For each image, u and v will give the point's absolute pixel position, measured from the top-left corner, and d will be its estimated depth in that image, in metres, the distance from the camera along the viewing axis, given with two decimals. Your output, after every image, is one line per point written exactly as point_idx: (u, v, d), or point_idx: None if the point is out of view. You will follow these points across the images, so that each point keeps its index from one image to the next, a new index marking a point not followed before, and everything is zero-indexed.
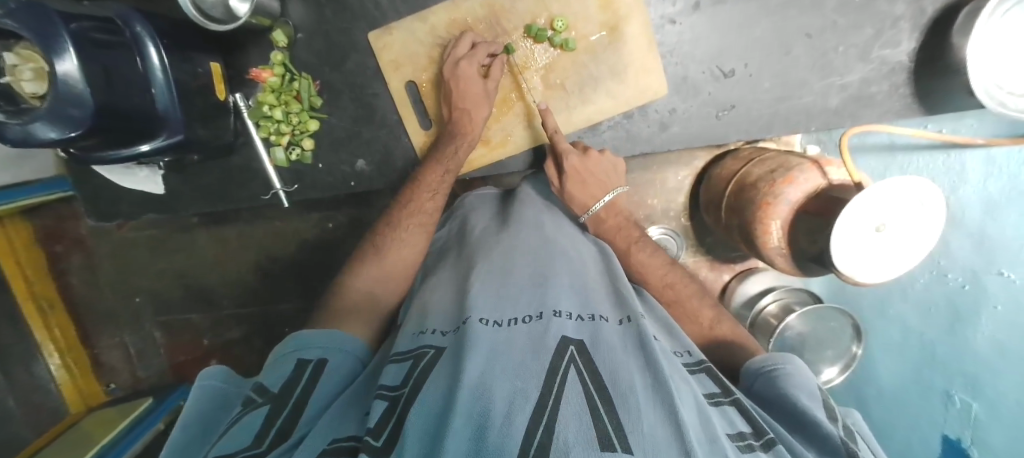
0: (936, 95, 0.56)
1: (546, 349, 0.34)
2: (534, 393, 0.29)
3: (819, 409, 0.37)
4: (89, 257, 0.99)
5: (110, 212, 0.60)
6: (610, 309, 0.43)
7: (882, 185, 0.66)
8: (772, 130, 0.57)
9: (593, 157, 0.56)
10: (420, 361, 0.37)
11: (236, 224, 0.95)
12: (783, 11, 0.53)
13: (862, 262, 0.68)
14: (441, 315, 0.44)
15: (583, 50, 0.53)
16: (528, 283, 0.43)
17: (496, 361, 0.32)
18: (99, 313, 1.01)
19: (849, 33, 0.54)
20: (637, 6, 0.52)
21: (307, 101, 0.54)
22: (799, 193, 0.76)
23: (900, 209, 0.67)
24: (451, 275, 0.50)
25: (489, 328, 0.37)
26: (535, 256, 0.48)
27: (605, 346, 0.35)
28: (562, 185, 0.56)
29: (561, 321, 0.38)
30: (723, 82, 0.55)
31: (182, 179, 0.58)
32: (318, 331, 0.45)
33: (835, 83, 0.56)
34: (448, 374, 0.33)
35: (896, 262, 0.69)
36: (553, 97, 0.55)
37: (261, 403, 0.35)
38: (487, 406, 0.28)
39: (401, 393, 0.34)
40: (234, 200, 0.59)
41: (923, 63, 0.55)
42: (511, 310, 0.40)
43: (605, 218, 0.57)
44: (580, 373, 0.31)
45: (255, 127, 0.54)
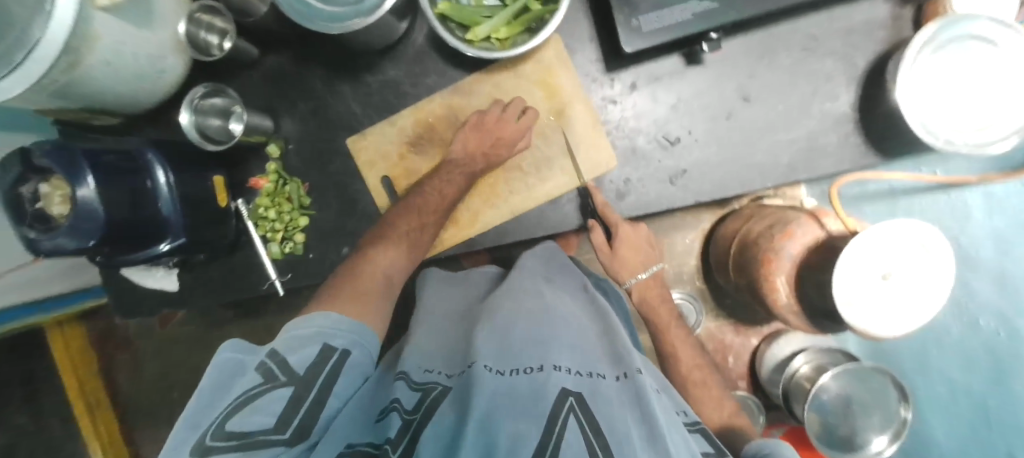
0: (889, 139, 0.57)
1: (546, 397, 0.35)
2: (537, 434, 0.31)
3: None
4: (134, 355, 1.07)
5: (135, 310, 0.68)
6: (608, 364, 0.45)
7: (883, 230, 0.70)
8: (730, 189, 0.59)
9: (640, 231, 0.62)
10: (428, 396, 0.38)
11: (264, 318, 0.99)
12: (716, 81, 0.58)
13: (868, 314, 0.69)
14: (441, 359, 0.46)
15: (536, 134, 0.60)
16: (530, 331, 0.45)
17: (499, 405, 0.33)
18: (141, 409, 1.07)
19: (785, 93, 0.58)
20: (578, 92, 0.58)
21: (297, 201, 0.61)
22: (798, 246, 0.76)
23: (900, 257, 0.70)
24: (453, 330, 0.52)
25: (493, 374, 0.37)
26: (535, 315, 0.47)
27: (604, 397, 0.37)
28: (613, 251, 0.61)
29: (560, 374, 0.38)
30: (671, 149, 0.59)
31: (193, 276, 0.65)
32: (338, 317, 0.44)
33: (782, 140, 0.58)
34: (454, 410, 0.35)
35: (904, 313, 0.72)
36: (514, 177, 0.61)
37: (285, 383, 0.36)
38: (493, 439, 0.30)
39: (413, 418, 0.36)
40: (239, 290, 0.65)
41: (865, 110, 0.57)
42: (514, 358, 0.41)
43: (652, 286, 0.65)
44: (582, 423, 0.33)
45: (255, 226, 0.62)
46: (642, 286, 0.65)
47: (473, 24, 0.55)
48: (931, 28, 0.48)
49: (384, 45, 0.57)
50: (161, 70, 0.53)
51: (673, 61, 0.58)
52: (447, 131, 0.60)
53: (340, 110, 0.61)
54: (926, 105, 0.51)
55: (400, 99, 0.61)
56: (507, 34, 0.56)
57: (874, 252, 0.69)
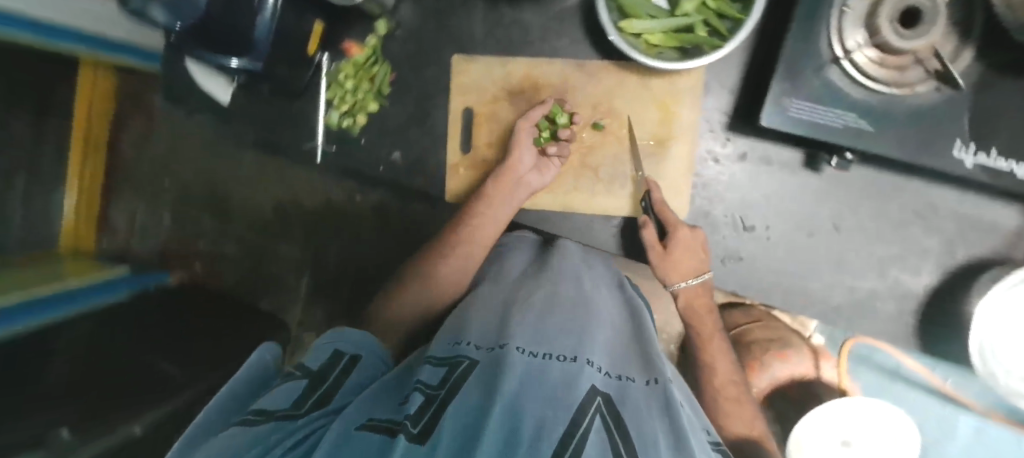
0: (937, 334, 0.56)
1: (574, 390, 0.33)
2: (563, 422, 0.29)
3: None
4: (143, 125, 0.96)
5: (179, 99, 0.67)
6: (638, 368, 0.42)
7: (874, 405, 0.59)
8: (770, 297, 0.58)
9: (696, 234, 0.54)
10: (455, 370, 0.37)
11: None
12: (819, 196, 0.56)
13: None
14: (475, 330, 0.44)
15: (627, 149, 0.57)
16: (564, 325, 0.43)
17: (528, 389, 0.32)
18: None
19: (874, 243, 0.56)
20: (690, 134, 0.56)
21: (377, 85, 0.60)
22: None
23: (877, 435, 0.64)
24: (491, 298, 0.50)
25: (524, 357, 0.36)
26: (573, 307, 0.46)
27: (631, 404, 0.35)
28: (665, 252, 0.54)
29: (592, 371, 0.37)
30: (741, 234, 0.57)
31: (247, 98, 0.64)
32: (357, 330, 0.44)
33: (844, 283, 0.57)
34: (480, 389, 0.33)
35: None
36: (584, 178, 0.58)
37: (300, 376, 0.36)
38: (518, 418, 0.28)
39: (437, 394, 0.34)
40: (278, 137, 0.64)
41: (934, 298, 0.55)
42: (547, 344, 0.39)
43: (699, 294, 0.56)
44: (608, 426, 0.31)
45: (326, 86, 0.61)
46: (688, 293, 0.56)
47: (634, 15, 0.52)
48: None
49: None
50: None
51: (792, 154, 0.55)
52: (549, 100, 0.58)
53: (461, 23, 0.58)
54: (993, 328, 0.51)
55: (524, 46, 0.58)
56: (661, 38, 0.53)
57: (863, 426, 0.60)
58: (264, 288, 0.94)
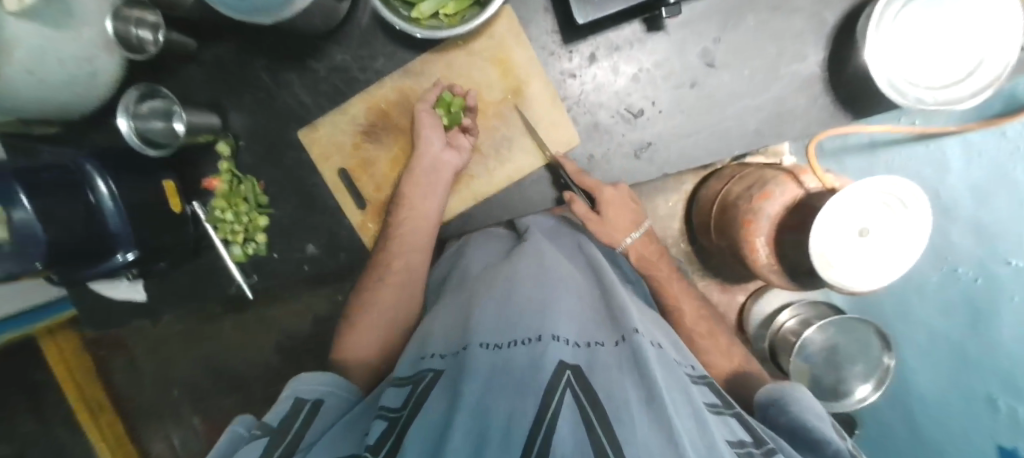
0: (859, 98, 0.54)
1: (545, 367, 0.34)
2: (530, 415, 0.30)
3: (827, 429, 0.40)
4: (128, 354, 1.05)
5: (106, 322, 0.67)
6: (606, 330, 0.43)
7: (846, 194, 0.70)
8: (696, 159, 0.58)
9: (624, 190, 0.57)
10: (419, 385, 0.39)
11: (257, 308, 0.99)
12: (679, 47, 0.55)
13: (856, 271, 0.73)
14: (441, 338, 0.45)
15: (492, 116, 0.57)
16: (524, 306, 0.43)
17: (494, 384, 0.33)
18: (145, 409, 1.07)
19: (753, 56, 0.55)
20: (536, 70, 0.56)
21: (254, 200, 0.59)
22: (776, 205, 0.82)
23: (875, 213, 0.73)
24: (452, 305, 0.50)
25: (488, 352, 0.37)
26: (537, 281, 0.47)
27: (599, 367, 0.36)
28: (601, 217, 0.56)
29: (559, 345, 0.37)
30: (634, 122, 0.57)
31: (158, 284, 0.64)
32: (323, 373, 0.46)
33: (749, 106, 0.56)
34: (446, 399, 0.34)
35: (886, 267, 0.75)
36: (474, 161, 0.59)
37: (261, 434, 0.37)
38: (485, 429, 0.30)
39: (400, 415, 0.36)
40: (206, 295, 0.64)
41: (835, 68, 0.54)
42: (509, 332, 0.40)
43: (647, 244, 0.60)
44: (578, 398, 0.32)
45: (214, 229, 0.60)
46: (639, 245, 0.59)
47: (419, 1, 0.51)
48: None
49: (326, 28, 0.54)
50: (91, 71, 0.49)
51: (632, 28, 0.55)
52: (402, 119, 0.57)
53: (286, 101, 0.58)
54: (898, 59, 0.49)
55: (351, 86, 0.57)
56: (456, 10, 0.52)
57: (848, 208, 0.71)
58: None
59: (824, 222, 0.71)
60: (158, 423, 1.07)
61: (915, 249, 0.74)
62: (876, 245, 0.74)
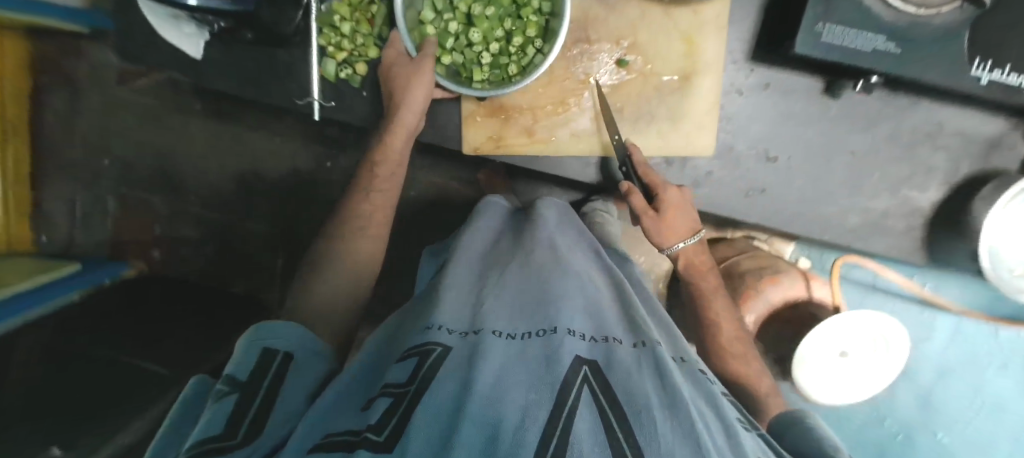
0: (941, 248, 0.59)
1: (560, 362, 0.34)
2: (548, 405, 0.30)
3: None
4: (73, 100, 1.01)
5: (137, 55, 0.57)
6: (624, 331, 0.42)
7: (838, 320, 0.78)
8: (789, 224, 0.60)
9: (682, 195, 0.56)
10: (427, 358, 0.37)
11: (235, 126, 0.99)
12: (839, 123, 0.56)
13: (828, 385, 0.81)
14: (452, 313, 0.44)
15: (650, 85, 0.55)
16: (531, 305, 0.43)
17: (509, 373, 0.33)
18: (61, 158, 1.03)
19: (887, 165, 0.58)
20: (716, 64, 0.54)
21: (378, 28, 0.53)
22: (780, 295, 0.85)
23: (856, 338, 0.80)
24: (461, 282, 0.50)
25: (502, 340, 0.38)
26: (543, 275, 0.47)
27: (619, 366, 0.36)
28: (659, 215, 0.55)
29: (573, 340, 0.37)
30: (762, 164, 0.58)
31: (223, 53, 0.56)
32: (281, 322, 0.44)
33: (858, 205, 0.59)
34: (458, 377, 0.33)
35: (861, 384, 0.81)
36: (575, 123, 0.56)
37: (228, 391, 0.37)
38: (498, 419, 0.29)
39: (408, 389, 0.35)
40: (265, 93, 0.57)
41: (941, 214, 0.58)
42: (526, 324, 0.41)
43: (699, 254, 0.60)
44: (595, 396, 0.32)
45: (318, 32, 0.53)
46: (687, 253, 0.59)
47: None
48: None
49: None
50: None
51: (812, 82, 0.55)
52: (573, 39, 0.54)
53: None
54: (996, 234, 0.53)
55: None
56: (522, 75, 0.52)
57: (837, 333, 0.79)
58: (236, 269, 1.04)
59: (817, 338, 0.78)
60: (93, 184, 1.05)
61: (887, 376, 0.81)
62: (868, 367, 0.82)
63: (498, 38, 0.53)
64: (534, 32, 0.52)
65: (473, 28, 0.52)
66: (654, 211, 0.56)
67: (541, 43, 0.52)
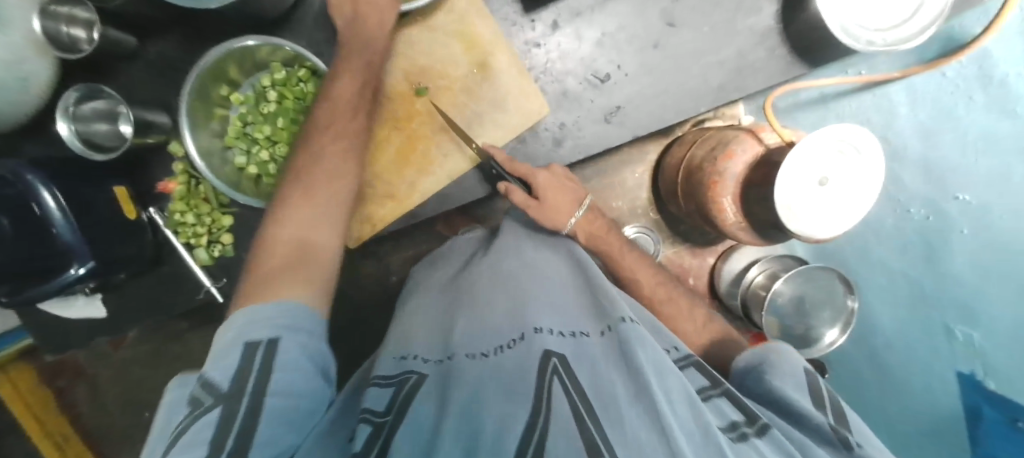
0: (816, 46, 0.56)
1: (529, 367, 0.31)
2: (524, 417, 0.27)
3: (806, 395, 0.35)
4: (91, 384, 1.07)
5: (65, 344, 0.62)
6: (593, 319, 0.39)
7: (811, 139, 0.71)
8: (665, 119, 0.58)
9: (558, 171, 0.57)
10: (403, 388, 0.36)
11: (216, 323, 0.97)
12: (641, 8, 0.55)
13: (816, 218, 0.72)
14: (423, 340, 0.43)
15: (459, 92, 0.55)
16: (502, 312, 0.39)
17: (481, 389, 0.31)
18: (111, 433, 1.09)
19: (711, 12, 0.56)
20: (497, 39, 0.54)
21: (215, 199, 0.56)
22: (739, 165, 0.81)
23: (832, 161, 0.73)
24: (427, 309, 0.49)
25: (475, 361, 0.34)
26: (506, 280, 0.44)
27: (587, 357, 0.33)
28: (540, 202, 0.53)
29: (544, 337, 0.34)
30: (602, 87, 0.57)
31: (120, 298, 0.60)
32: (264, 304, 0.36)
33: (712, 63, 0.57)
34: (435, 402, 0.32)
35: (845, 212, 0.75)
36: (443, 140, 0.56)
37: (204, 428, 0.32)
38: (476, 436, 0.27)
39: (386, 419, 0.33)
40: (174, 307, 0.61)
41: (790, 20, 0.55)
42: (493, 337, 0.37)
43: (592, 220, 0.57)
44: (567, 388, 0.29)
45: (175, 234, 0.57)
46: (584, 223, 0.56)
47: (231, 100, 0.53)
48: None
49: (277, 14, 0.52)
50: (22, 77, 0.45)
51: None
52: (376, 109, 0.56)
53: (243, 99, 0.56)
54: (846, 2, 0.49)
55: None
56: None
57: (808, 157, 0.71)
58: None
59: (791, 167, 0.70)
60: (148, 439, 1.10)
61: (871, 190, 0.75)
62: (851, 186, 0.75)
63: (305, 134, 0.53)
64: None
65: (278, 144, 0.53)
66: (536, 201, 0.54)
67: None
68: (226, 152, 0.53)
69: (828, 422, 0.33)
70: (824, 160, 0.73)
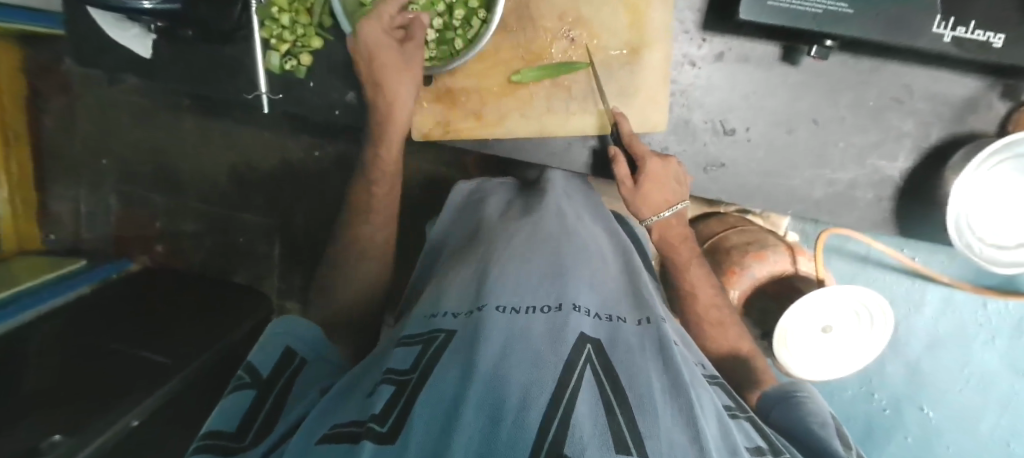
0: (916, 219, 0.56)
1: (565, 340, 0.32)
2: (550, 386, 0.28)
3: (833, 435, 0.39)
4: (71, 103, 1.01)
5: (92, 61, 0.58)
6: (628, 307, 0.42)
7: (828, 291, 0.71)
8: (752, 200, 0.58)
9: (673, 168, 0.53)
10: (430, 347, 0.36)
11: (228, 122, 0.99)
12: (800, 90, 0.54)
13: (810, 359, 0.76)
14: (455, 295, 0.42)
15: (598, 63, 0.54)
16: (541, 275, 0.41)
17: (510, 352, 0.31)
18: (65, 161, 1.04)
19: (854, 132, 0.55)
20: (664, 36, 0.52)
21: (318, 16, 0.53)
22: (766, 270, 0.79)
23: (838, 311, 0.73)
24: (466, 258, 0.49)
25: (505, 317, 0.35)
26: (551, 246, 0.45)
27: (622, 346, 0.35)
28: (636, 186, 0.52)
29: (580, 317, 0.36)
30: (720, 138, 0.56)
31: (171, 51, 0.57)
32: (302, 320, 0.46)
33: (824, 176, 0.56)
34: (460, 358, 0.32)
35: (842, 363, 0.77)
36: (556, 96, 0.55)
37: (248, 385, 0.38)
38: (501, 396, 0.27)
39: (409, 379, 0.33)
40: (215, 91, 0.58)
41: (911, 183, 0.56)
42: (530, 296, 0.38)
43: (674, 225, 0.56)
44: (597, 376, 0.30)
45: (260, 25, 0.53)
46: (663, 224, 0.55)
47: None
48: (1018, 135, 0.45)
49: None
50: None
51: (768, 49, 0.53)
52: (515, 29, 0.53)
53: None
54: (973, 200, 0.50)
55: None
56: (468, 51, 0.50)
57: (819, 308, 0.72)
58: (234, 258, 1.06)
59: (799, 313, 0.71)
60: (98, 185, 1.06)
61: (874, 351, 0.76)
62: (855, 346, 0.77)
63: (442, 12, 0.51)
64: (478, 4, 0.50)
65: (413, 4, 0.50)
66: (634, 184, 0.53)
67: (485, 13, 0.50)
68: None
69: None
70: (840, 310, 0.74)
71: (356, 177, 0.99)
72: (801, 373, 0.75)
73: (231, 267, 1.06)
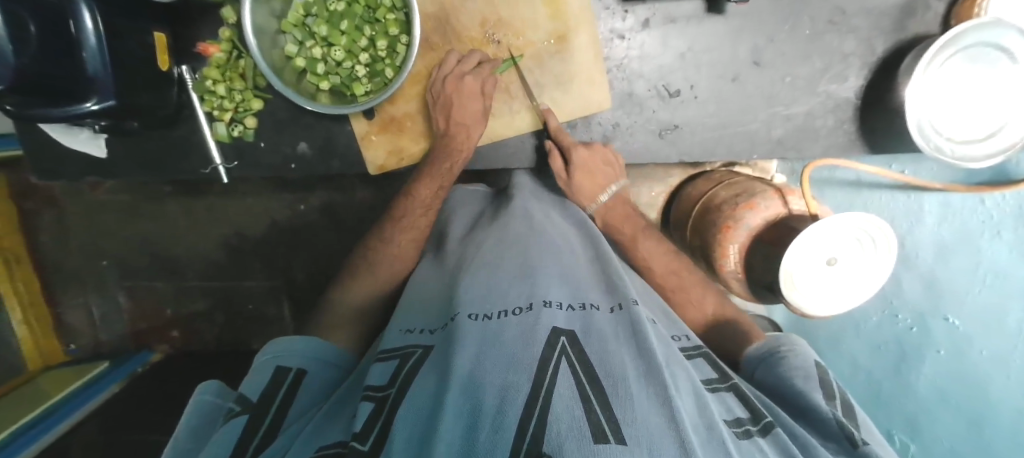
0: (883, 133, 0.55)
1: (537, 340, 0.32)
2: (525, 388, 0.28)
3: (817, 390, 0.38)
4: (60, 216, 1.04)
5: (56, 172, 0.60)
6: (601, 295, 0.42)
7: (825, 224, 0.69)
8: (715, 154, 0.57)
9: (600, 151, 0.55)
10: (407, 362, 0.36)
11: (209, 198, 1.01)
12: (733, 36, 0.54)
13: (818, 294, 0.72)
14: (430, 315, 0.43)
15: (529, 57, 0.54)
16: (513, 277, 0.41)
17: (485, 358, 0.31)
18: (67, 272, 1.07)
19: (798, 64, 0.54)
20: (587, 17, 0.53)
21: (251, 79, 0.54)
22: (758, 219, 0.78)
23: (839, 241, 0.71)
24: (439, 277, 0.49)
25: (478, 323, 0.35)
26: (519, 248, 0.45)
27: (596, 335, 0.34)
28: (570, 178, 0.55)
29: (551, 311, 0.36)
30: (668, 101, 0.56)
31: (126, 146, 0.59)
32: (294, 338, 0.46)
33: (779, 114, 0.56)
34: (437, 371, 0.32)
35: (849, 295, 0.74)
36: (497, 100, 0.56)
37: (241, 411, 0.37)
38: (478, 402, 0.27)
39: (388, 394, 0.33)
40: (176, 173, 0.60)
41: (868, 99, 0.55)
42: (500, 302, 0.38)
43: (615, 206, 0.57)
44: (573, 365, 0.31)
45: (201, 101, 0.55)
46: (606, 209, 0.57)
47: None
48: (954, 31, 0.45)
49: None
50: None
51: (692, 5, 0.53)
52: (442, 46, 0.54)
53: None
54: (930, 103, 0.49)
55: None
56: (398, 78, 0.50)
57: (819, 240, 0.70)
58: (245, 326, 1.07)
59: (801, 248, 0.69)
60: (102, 286, 1.08)
61: (880, 278, 0.74)
62: (858, 272, 0.75)
63: (365, 46, 0.51)
64: (397, 30, 0.50)
65: (334, 46, 0.50)
66: (569, 175, 0.55)
67: (406, 38, 0.50)
68: (278, 36, 0.51)
69: (836, 413, 0.36)
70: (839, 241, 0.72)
71: (342, 221, 1.00)
72: (812, 306, 0.73)
73: (244, 337, 1.08)
